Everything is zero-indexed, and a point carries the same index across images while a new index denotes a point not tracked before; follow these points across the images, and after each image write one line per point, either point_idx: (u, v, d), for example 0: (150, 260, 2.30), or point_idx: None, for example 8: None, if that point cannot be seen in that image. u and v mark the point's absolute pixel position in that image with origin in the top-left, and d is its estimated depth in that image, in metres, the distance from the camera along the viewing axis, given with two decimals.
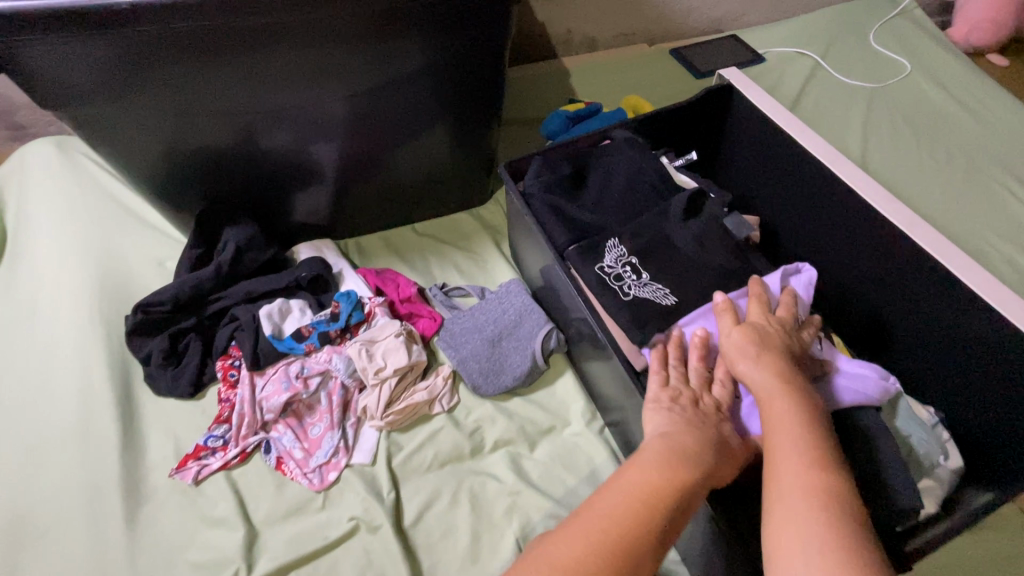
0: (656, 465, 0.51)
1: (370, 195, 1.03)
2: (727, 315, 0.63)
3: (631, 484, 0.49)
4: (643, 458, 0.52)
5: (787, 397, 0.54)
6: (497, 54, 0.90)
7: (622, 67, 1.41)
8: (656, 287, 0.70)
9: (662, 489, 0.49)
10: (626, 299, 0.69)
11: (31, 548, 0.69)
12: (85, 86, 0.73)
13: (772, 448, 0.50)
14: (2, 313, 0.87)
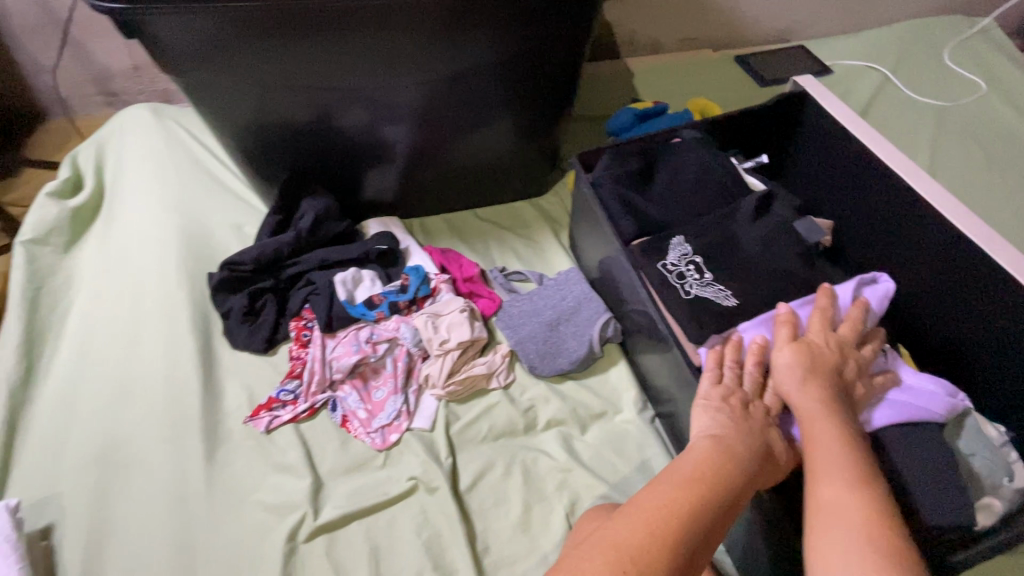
0: (706, 463, 0.53)
1: (436, 178, 1.07)
2: (784, 328, 0.62)
3: (682, 480, 0.51)
4: (691, 458, 0.54)
5: (835, 423, 0.54)
6: (573, 48, 0.92)
7: (685, 72, 1.42)
8: (718, 289, 0.68)
9: (712, 487, 0.51)
10: (686, 298, 0.67)
11: (119, 476, 0.74)
12: (194, 54, 0.79)
13: (813, 463, 0.52)
14: (98, 262, 0.94)
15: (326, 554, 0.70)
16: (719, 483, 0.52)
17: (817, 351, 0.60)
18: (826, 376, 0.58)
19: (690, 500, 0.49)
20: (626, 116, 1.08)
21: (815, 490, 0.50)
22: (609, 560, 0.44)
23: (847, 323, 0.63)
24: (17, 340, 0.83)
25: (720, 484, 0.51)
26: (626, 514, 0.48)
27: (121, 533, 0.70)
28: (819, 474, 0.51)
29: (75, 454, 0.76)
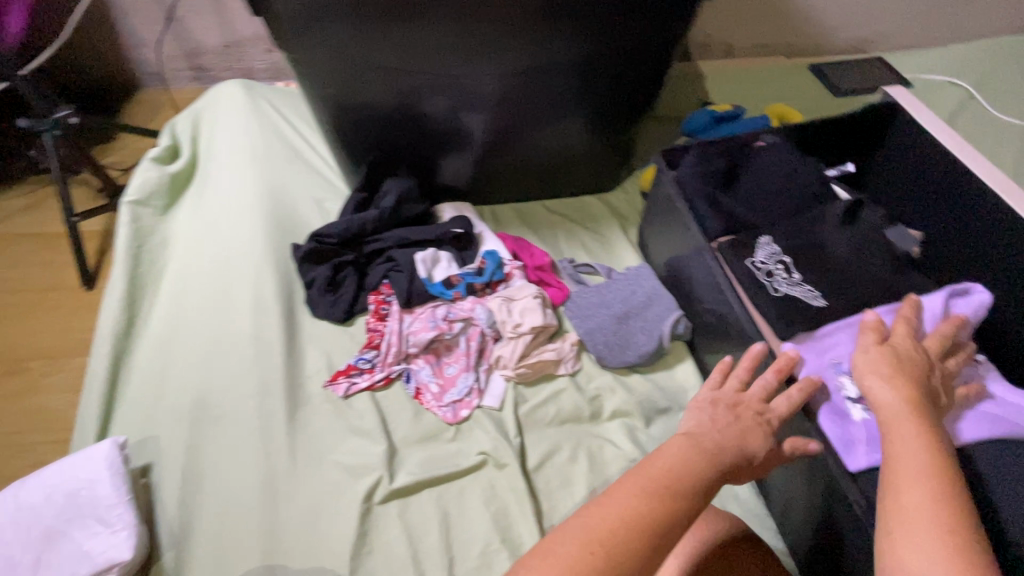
0: (681, 462, 0.50)
1: (508, 168, 1.09)
2: (870, 334, 0.61)
3: (653, 481, 0.48)
4: (661, 459, 0.50)
5: (914, 428, 0.51)
6: (655, 45, 0.94)
7: (758, 77, 1.40)
8: (806, 289, 0.69)
9: (685, 484, 0.48)
10: (775, 295, 0.68)
11: (209, 426, 0.79)
12: (298, 30, 0.83)
13: (892, 470, 0.49)
14: (192, 225, 1.00)
15: (399, 518, 0.73)
16: (693, 480, 0.49)
17: (900, 359, 0.58)
18: (917, 381, 0.56)
19: (658, 499, 0.46)
20: (704, 117, 1.09)
21: (898, 497, 0.47)
22: (583, 544, 0.42)
23: (936, 337, 0.62)
24: (121, 295, 0.89)
25: (693, 483, 0.48)
26: (610, 497, 0.46)
27: (211, 479, 0.75)
28: (902, 482, 0.47)
29: (170, 402, 0.81)
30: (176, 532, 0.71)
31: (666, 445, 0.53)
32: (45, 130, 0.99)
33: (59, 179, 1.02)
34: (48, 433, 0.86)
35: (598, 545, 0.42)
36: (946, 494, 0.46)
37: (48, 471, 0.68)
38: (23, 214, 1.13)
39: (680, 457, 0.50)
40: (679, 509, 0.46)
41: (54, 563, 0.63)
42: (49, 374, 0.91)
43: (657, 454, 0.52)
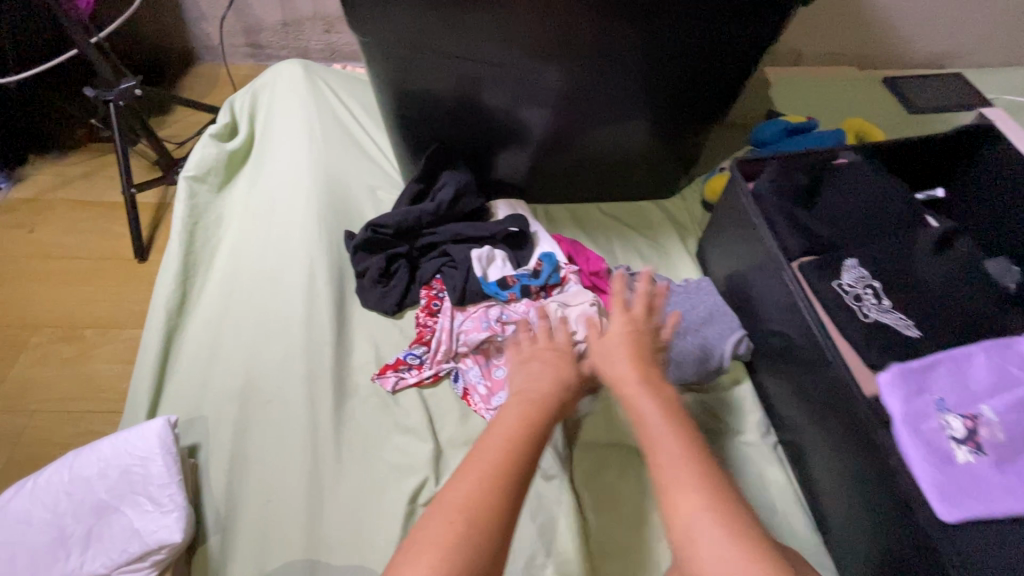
0: (515, 436, 0.54)
1: (564, 166, 1.05)
2: (592, 329, 0.67)
3: (489, 463, 0.51)
4: (499, 433, 0.54)
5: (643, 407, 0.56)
6: (738, 49, 0.88)
7: (828, 86, 1.33)
8: (897, 317, 0.65)
9: (520, 453, 0.52)
10: (864, 321, 0.65)
11: (257, 410, 0.78)
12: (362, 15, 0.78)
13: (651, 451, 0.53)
14: (247, 204, 0.99)
15: None
16: (527, 445, 0.54)
17: (643, 331, 0.65)
18: (643, 347, 0.63)
19: (498, 478, 0.50)
20: (778, 128, 1.04)
21: (671, 492, 0.49)
22: (444, 540, 0.45)
23: (641, 302, 0.66)
24: (176, 272, 0.90)
25: (524, 448, 0.53)
26: (459, 480, 0.50)
27: (257, 465, 0.74)
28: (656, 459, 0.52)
29: (218, 383, 0.80)
30: (222, 516, 0.71)
31: (502, 415, 0.57)
32: (110, 99, 0.99)
33: (120, 149, 1.02)
34: (99, 402, 0.87)
35: (456, 532, 0.46)
36: (697, 469, 0.50)
37: (102, 444, 0.67)
38: (82, 182, 1.14)
39: (518, 427, 0.55)
40: (513, 482, 0.50)
41: (105, 537, 0.63)
42: (102, 342, 0.92)
43: (497, 427, 0.55)
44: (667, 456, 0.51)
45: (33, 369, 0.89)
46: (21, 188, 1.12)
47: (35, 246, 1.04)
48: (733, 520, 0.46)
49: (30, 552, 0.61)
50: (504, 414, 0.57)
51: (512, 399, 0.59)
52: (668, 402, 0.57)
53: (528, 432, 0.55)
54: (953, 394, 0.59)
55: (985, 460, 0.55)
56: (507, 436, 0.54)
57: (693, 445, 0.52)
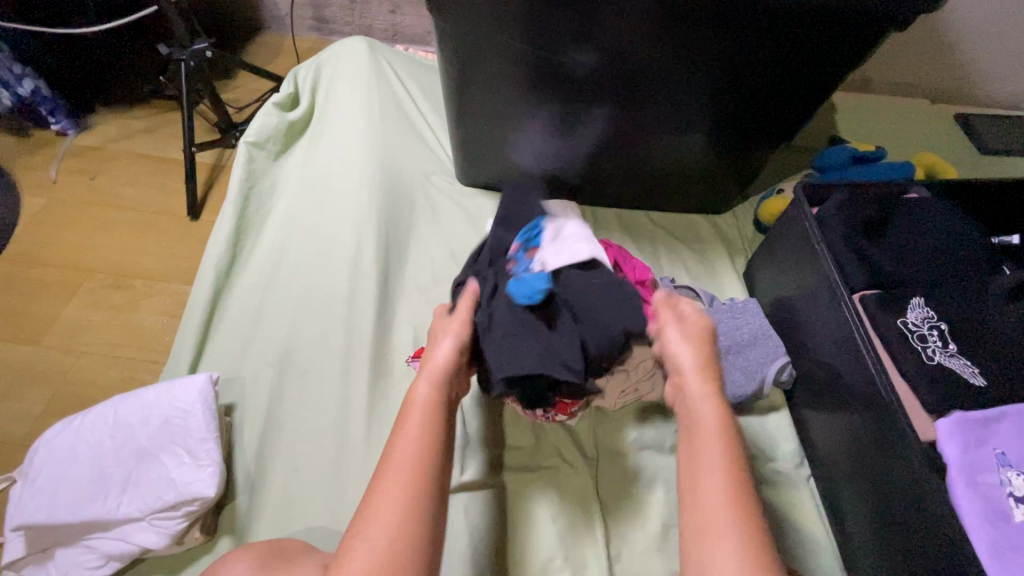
0: (429, 413, 0.57)
1: (618, 167, 1.04)
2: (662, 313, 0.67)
3: (411, 462, 0.53)
4: (415, 416, 0.57)
5: (710, 407, 0.59)
6: (819, 71, 0.84)
7: (897, 117, 1.27)
8: (964, 363, 0.64)
9: (437, 430, 0.56)
10: (929, 363, 0.63)
11: (295, 379, 0.79)
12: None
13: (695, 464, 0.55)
14: (301, 175, 1.00)
15: (465, 514, 0.71)
16: (440, 418, 0.58)
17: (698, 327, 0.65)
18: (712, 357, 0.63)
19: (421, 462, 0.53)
20: (842, 153, 1.01)
21: (705, 524, 0.51)
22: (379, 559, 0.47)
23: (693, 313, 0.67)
24: (228, 232, 0.91)
25: (435, 441, 0.55)
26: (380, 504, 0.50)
27: (289, 433, 0.75)
28: (701, 479, 0.53)
29: (260, 347, 0.82)
30: (251, 476, 0.72)
31: (415, 393, 0.59)
32: (182, 59, 1.02)
33: (186, 107, 1.05)
34: (142, 350, 0.89)
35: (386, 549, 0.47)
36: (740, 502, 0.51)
37: (147, 392, 0.69)
38: (143, 135, 1.17)
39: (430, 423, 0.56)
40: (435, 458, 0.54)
41: (142, 483, 0.64)
42: (150, 293, 0.95)
43: (413, 406, 0.58)
44: (708, 455, 0.55)
45: (82, 312, 0.92)
46: (87, 135, 1.16)
47: (95, 194, 1.07)
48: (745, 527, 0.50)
49: (72, 488, 0.64)
50: (419, 383, 0.60)
51: (424, 369, 0.61)
52: (721, 396, 0.60)
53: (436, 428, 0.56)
54: (1015, 448, 0.58)
55: None
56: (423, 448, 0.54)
57: (738, 476, 0.53)
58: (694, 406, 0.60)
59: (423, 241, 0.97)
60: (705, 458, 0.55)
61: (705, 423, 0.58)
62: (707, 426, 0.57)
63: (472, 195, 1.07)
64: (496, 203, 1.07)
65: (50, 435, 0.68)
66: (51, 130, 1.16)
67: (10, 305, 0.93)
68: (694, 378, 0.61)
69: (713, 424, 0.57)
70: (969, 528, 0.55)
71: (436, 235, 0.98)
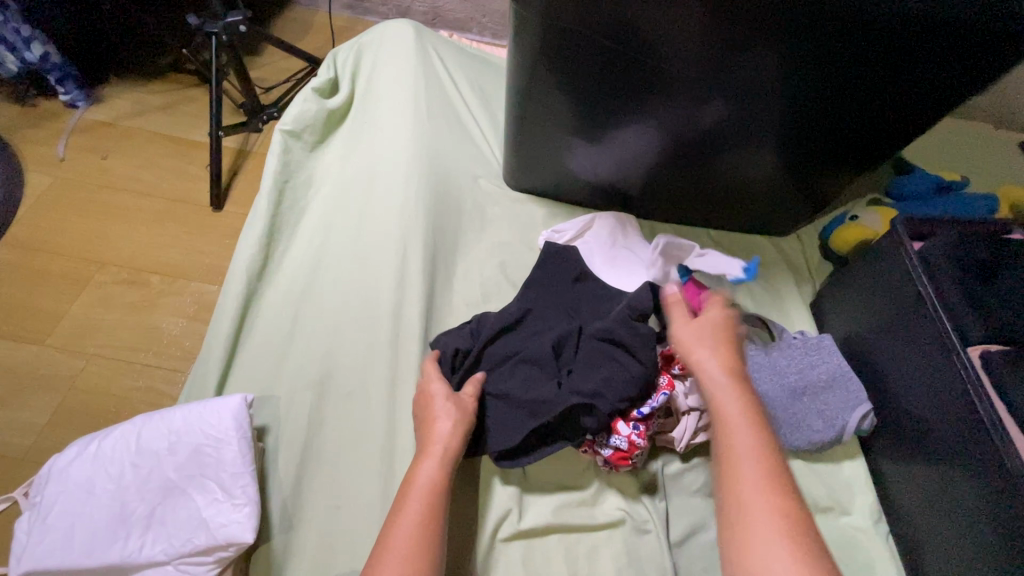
0: (432, 497, 0.56)
1: (681, 181, 0.96)
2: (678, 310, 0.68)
3: (410, 545, 0.51)
4: (416, 497, 0.56)
5: (731, 385, 0.58)
6: (924, 92, 0.77)
7: (964, 141, 1.20)
8: None
9: (437, 510, 0.55)
10: None
11: (335, 402, 0.71)
12: None
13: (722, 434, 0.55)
14: (340, 170, 0.92)
15: (523, 564, 0.65)
16: (443, 497, 0.57)
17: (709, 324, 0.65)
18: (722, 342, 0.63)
19: (421, 550, 0.51)
20: (922, 182, 0.95)
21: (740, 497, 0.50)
22: None
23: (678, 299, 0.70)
24: (262, 231, 0.83)
25: (435, 519, 0.54)
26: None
27: (329, 463, 0.67)
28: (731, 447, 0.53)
29: (295, 365, 0.73)
30: (288, 512, 0.64)
31: (418, 474, 0.58)
32: (214, 32, 0.92)
33: (216, 85, 0.95)
34: (159, 356, 0.80)
35: None
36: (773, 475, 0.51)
37: (174, 414, 0.61)
38: (161, 113, 1.07)
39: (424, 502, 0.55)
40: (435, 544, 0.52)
41: (169, 521, 0.57)
42: (168, 290, 0.86)
43: (414, 489, 0.57)
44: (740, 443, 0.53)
45: (93, 309, 0.83)
46: (99, 109, 1.06)
47: (106, 175, 0.98)
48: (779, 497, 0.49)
49: (89, 525, 0.56)
50: (420, 465, 0.59)
51: (426, 451, 0.60)
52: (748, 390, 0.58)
53: (431, 508, 0.55)
54: None
55: None
56: (417, 529, 0.53)
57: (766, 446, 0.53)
58: (717, 397, 0.58)
59: (471, 251, 0.89)
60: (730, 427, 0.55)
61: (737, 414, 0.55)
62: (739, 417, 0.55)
63: (522, 201, 0.99)
64: (547, 211, 0.99)
65: (64, 461, 0.59)
66: (59, 101, 1.05)
67: (12, 297, 0.83)
68: (716, 372, 0.60)
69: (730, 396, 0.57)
70: None
71: (485, 245, 0.90)
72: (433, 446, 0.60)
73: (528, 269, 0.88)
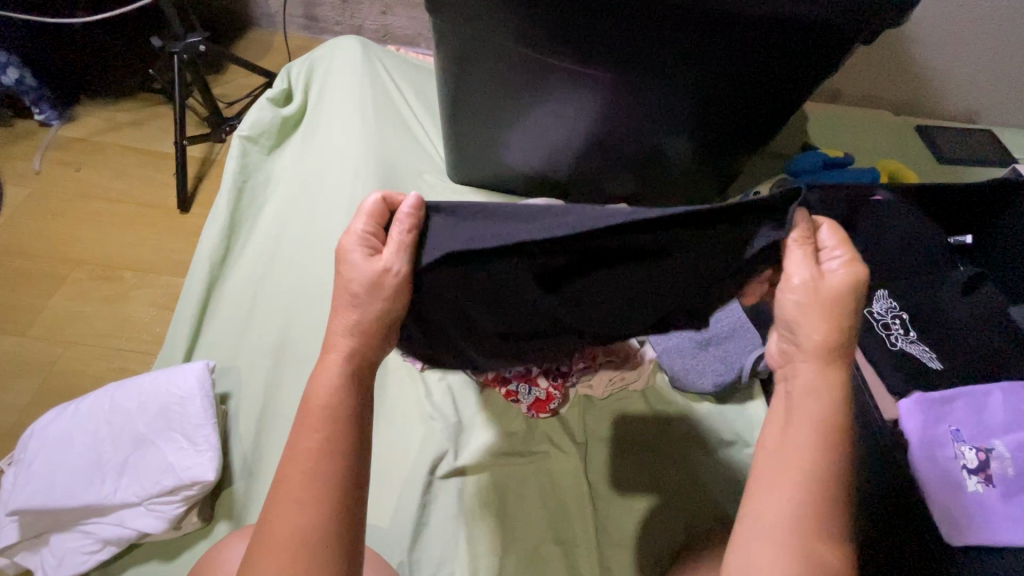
0: (332, 400, 0.46)
1: (605, 165, 1.06)
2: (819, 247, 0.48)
3: (311, 462, 0.44)
4: (313, 405, 0.46)
5: (826, 399, 0.45)
6: (796, 82, 0.88)
7: (859, 127, 1.34)
8: (922, 349, 0.69)
9: (346, 416, 0.46)
10: (891, 349, 0.68)
11: (291, 368, 0.80)
12: None
13: (785, 443, 0.44)
14: (296, 170, 1.02)
15: (457, 497, 0.74)
16: (352, 396, 0.47)
17: (846, 305, 0.46)
18: (846, 334, 0.46)
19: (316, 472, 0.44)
20: (813, 159, 1.08)
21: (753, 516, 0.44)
22: None
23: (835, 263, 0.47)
24: (223, 225, 0.93)
25: (339, 442, 0.45)
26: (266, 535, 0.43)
27: (283, 420, 0.76)
28: (784, 463, 0.44)
29: (255, 339, 0.82)
30: (248, 462, 0.73)
31: (317, 374, 0.47)
32: (176, 52, 1.03)
33: (180, 100, 1.05)
34: (131, 342, 0.89)
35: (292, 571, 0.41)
36: (826, 520, 0.42)
37: (143, 379, 0.69)
38: (131, 128, 1.17)
39: (326, 409, 0.45)
40: (347, 452, 0.45)
41: (139, 468, 0.65)
42: (139, 285, 0.95)
43: (311, 395, 0.46)
44: (790, 450, 0.44)
45: (69, 303, 0.92)
46: (71, 126, 1.15)
47: (78, 185, 1.06)
48: (812, 528, 0.42)
49: (68, 473, 0.64)
50: (320, 364, 0.47)
51: (327, 335, 0.48)
52: (844, 387, 0.45)
53: (341, 414, 0.46)
54: (971, 425, 0.61)
55: (996, 491, 0.58)
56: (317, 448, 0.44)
57: (833, 485, 0.43)
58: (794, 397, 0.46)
59: None
60: (801, 440, 0.44)
61: (817, 417, 0.44)
62: (816, 423, 0.44)
63: (463, 192, 1.09)
64: (486, 201, 1.10)
65: (44, 422, 0.68)
66: (35, 121, 1.15)
67: None
68: (807, 364, 0.46)
69: (815, 410, 0.44)
70: (929, 500, 0.58)
71: None
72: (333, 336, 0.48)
73: None
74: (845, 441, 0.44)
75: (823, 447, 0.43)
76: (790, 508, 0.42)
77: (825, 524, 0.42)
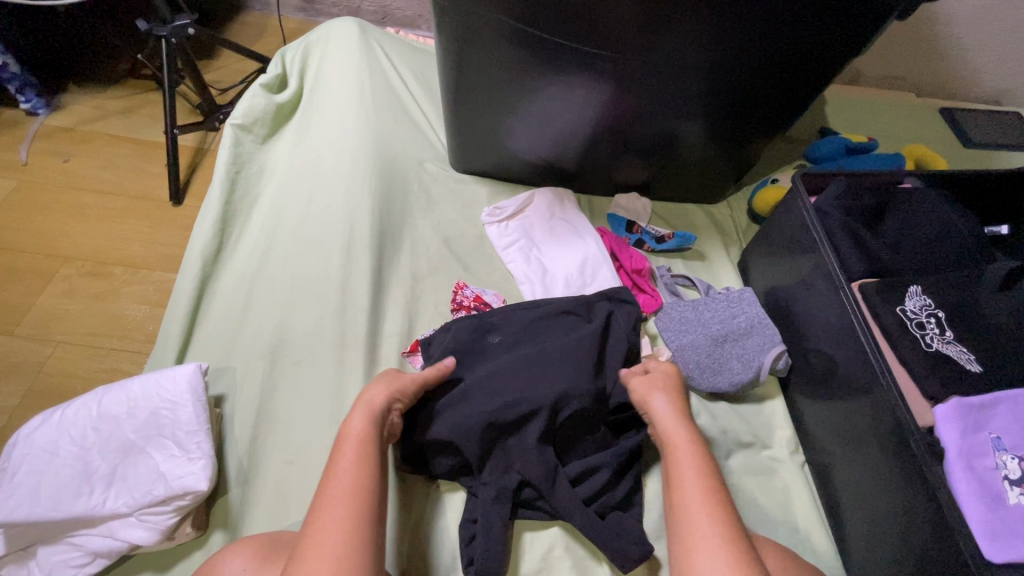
0: (362, 446, 0.58)
1: (613, 153, 1.01)
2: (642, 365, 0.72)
3: (347, 488, 0.54)
4: (346, 449, 0.57)
5: (683, 429, 0.63)
6: (820, 62, 0.82)
7: (879, 110, 1.27)
8: (960, 350, 0.65)
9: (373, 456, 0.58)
10: (927, 350, 0.64)
11: (287, 369, 0.77)
12: None
13: (674, 469, 0.60)
14: (292, 160, 0.98)
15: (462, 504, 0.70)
16: (375, 444, 0.59)
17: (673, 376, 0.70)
18: (681, 391, 0.68)
19: (348, 510, 0.52)
20: (835, 144, 1.03)
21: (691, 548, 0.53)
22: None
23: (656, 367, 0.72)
24: (215, 219, 0.89)
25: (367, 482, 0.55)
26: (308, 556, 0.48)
27: (280, 425, 0.72)
28: (681, 485, 0.58)
29: (250, 339, 0.79)
30: (244, 469, 0.69)
31: (348, 426, 0.59)
32: (163, 35, 0.97)
33: (170, 87, 1.01)
34: (122, 341, 0.85)
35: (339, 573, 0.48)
36: (725, 517, 0.55)
37: (132, 383, 0.66)
38: (119, 116, 1.12)
39: (360, 446, 0.57)
40: (371, 486, 0.55)
41: (129, 477, 0.62)
42: (131, 281, 0.91)
43: (344, 440, 0.58)
44: (682, 464, 0.60)
45: (58, 300, 0.88)
46: (58, 115, 1.10)
47: (66, 177, 1.02)
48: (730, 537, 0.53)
49: (54, 483, 0.61)
50: (350, 418, 0.60)
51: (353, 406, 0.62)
52: (693, 425, 0.64)
53: (370, 453, 0.57)
54: (1013, 434, 0.58)
55: None
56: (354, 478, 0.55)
57: (715, 486, 0.58)
58: (668, 434, 0.63)
59: (415, 227, 0.94)
60: (681, 462, 0.60)
61: (683, 442, 0.62)
62: (686, 447, 0.61)
63: (466, 182, 1.05)
64: (491, 191, 1.05)
65: (29, 429, 0.65)
66: (21, 110, 1.10)
67: None
68: (667, 412, 0.65)
69: (684, 442, 0.62)
70: (970, 510, 0.54)
71: (429, 222, 0.95)
72: (360, 405, 0.61)
73: (471, 244, 0.95)
74: (709, 458, 0.61)
75: (696, 451, 0.61)
76: (713, 530, 0.53)
77: (732, 521, 0.55)
